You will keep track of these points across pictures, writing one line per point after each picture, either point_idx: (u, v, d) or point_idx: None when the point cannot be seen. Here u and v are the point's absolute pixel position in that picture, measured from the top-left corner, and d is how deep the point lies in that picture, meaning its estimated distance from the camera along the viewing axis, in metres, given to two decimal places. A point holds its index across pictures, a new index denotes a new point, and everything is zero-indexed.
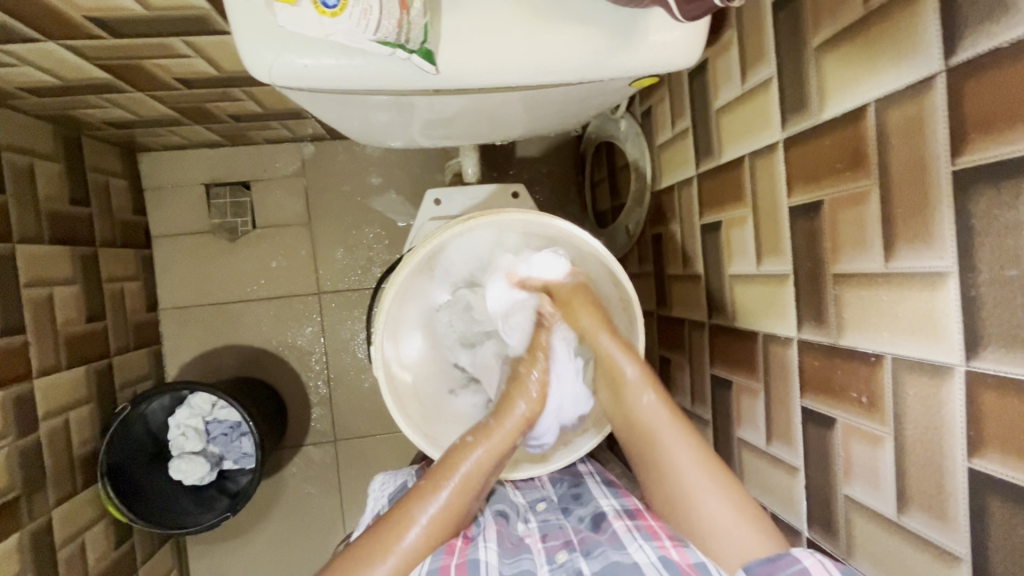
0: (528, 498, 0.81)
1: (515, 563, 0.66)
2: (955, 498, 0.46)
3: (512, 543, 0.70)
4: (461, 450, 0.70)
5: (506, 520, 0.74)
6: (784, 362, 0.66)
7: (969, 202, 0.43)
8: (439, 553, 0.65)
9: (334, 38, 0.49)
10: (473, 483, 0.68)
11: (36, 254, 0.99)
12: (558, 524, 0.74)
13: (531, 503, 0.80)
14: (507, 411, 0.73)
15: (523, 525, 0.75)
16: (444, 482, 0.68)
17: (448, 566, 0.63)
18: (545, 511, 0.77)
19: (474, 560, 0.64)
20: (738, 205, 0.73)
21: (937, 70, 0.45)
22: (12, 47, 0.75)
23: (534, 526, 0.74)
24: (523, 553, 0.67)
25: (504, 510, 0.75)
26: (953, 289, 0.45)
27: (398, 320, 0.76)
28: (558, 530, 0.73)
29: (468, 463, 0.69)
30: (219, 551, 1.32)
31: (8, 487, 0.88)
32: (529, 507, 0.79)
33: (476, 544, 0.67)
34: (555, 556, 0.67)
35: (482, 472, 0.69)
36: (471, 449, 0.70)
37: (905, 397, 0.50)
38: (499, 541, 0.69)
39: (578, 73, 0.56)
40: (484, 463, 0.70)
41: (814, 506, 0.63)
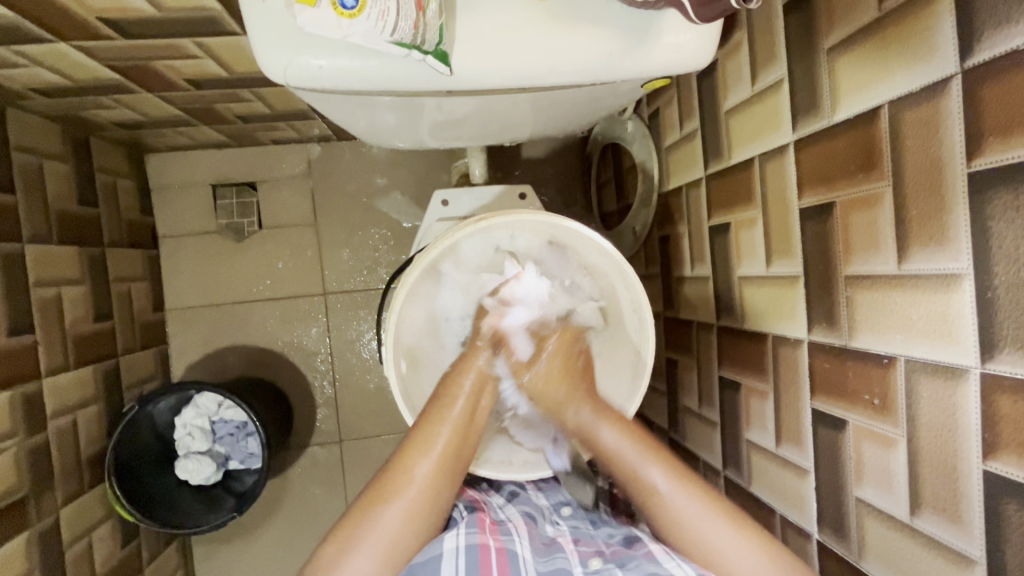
0: (553, 502, 0.81)
1: (549, 561, 0.67)
2: (969, 500, 0.46)
3: (544, 544, 0.71)
4: (430, 427, 0.70)
5: (534, 522, 0.76)
6: (794, 364, 0.66)
7: (986, 204, 0.43)
8: (475, 533, 0.67)
9: (351, 40, 0.49)
10: (449, 458, 0.69)
11: (45, 254, 0.99)
12: (589, 534, 0.74)
13: (556, 507, 0.80)
14: (476, 393, 0.73)
15: (552, 527, 0.76)
16: (419, 455, 0.68)
17: (487, 546, 0.66)
18: (572, 518, 0.77)
19: (511, 550, 0.66)
20: (747, 206, 0.73)
21: (953, 73, 0.45)
22: (24, 48, 0.75)
23: (565, 529, 0.75)
24: (556, 553, 0.68)
25: (532, 514, 0.77)
26: (968, 292, 0.45)
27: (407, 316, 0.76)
28: (588, 538, 0.73)
29: (439, 440, 0.69)
30: (224, 550, 1.32)
31: (16, 486, 0.88)
32: (555, 511, 0.80)
33: (511, 537, 0.69)
34: (589, 561, 0.66)
35: (456, 446, 0.70)
36: (444, 422, 0.70)
37: (919, 400, 0.50)
38: (530, 540, 0.71)
39: (591, 75, 0.56)
40: (456, 438, 0.70)
41: (825, 509, 0.63)
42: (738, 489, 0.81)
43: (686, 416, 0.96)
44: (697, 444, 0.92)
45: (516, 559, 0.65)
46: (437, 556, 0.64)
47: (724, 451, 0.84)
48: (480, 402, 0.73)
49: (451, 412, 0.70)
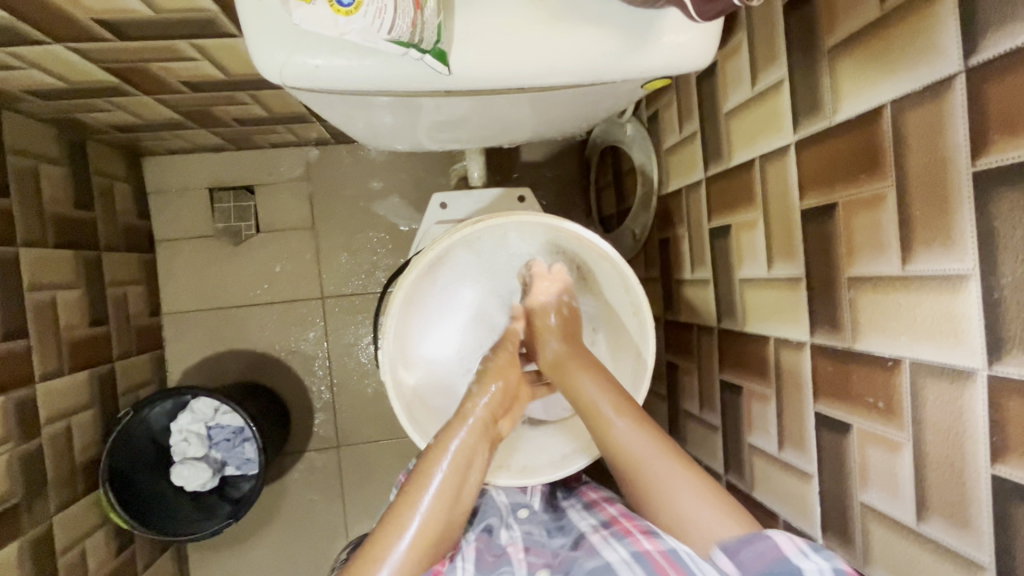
0: (511, 500, 0.80)
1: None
2: (978, 505, 0.45)
3: (492, 557, 0.70)
4: (420, 476, 0.65)
5: (489, 534, 0.74)
6: (796, 367, 0.65)
7: (991, 204, 0.42)
8: None
9: (348, 37, 0.49)
10: (440, 521, 0.63)
11: (39, 258, 0.98)
12: (541, 541, 0.74)
13: (513, 506, 0.79)
14: (472, 443, 0.67)
15: (507, 533, 0.74)
16: (407, 514, 0.62)
17: None
18: (528, 521, 0.77)
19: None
20: (748, 208, 0.73)
21: (957, 71, 0.44)
22: (17, 50, 0.75)
23: (518, 536, 0.74)
24: (502, 569, 0.67)
25: (490, 523, 0.75)
26: (974, 293, 0.44)
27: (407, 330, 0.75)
28: (540, 546, 0.73)
29: (427, 497, 0.63)
30: (220, 558, 1.31)
31: (8, 494, 0.87)
32: (512, 512, 0.78)
33: (453, 564, 0.66)
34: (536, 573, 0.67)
35: (449, 507, 0.64)
36: (427, 488, 0.64)
37: (925, 402, 0.49)
38: (479, 557, 0.69)
39: (590, 75, 0.55)
40: (448, 496, 0.64)
41: (829, 514, 0.62)
42: (740, 494, 0.80)
43: (687, 421, 0.95)
44: (698, 448, 0.91)
45: None
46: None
47: (726, 455, 0.83)
48: (469, 468, 0.67)
49: (441, 464, 0.65)
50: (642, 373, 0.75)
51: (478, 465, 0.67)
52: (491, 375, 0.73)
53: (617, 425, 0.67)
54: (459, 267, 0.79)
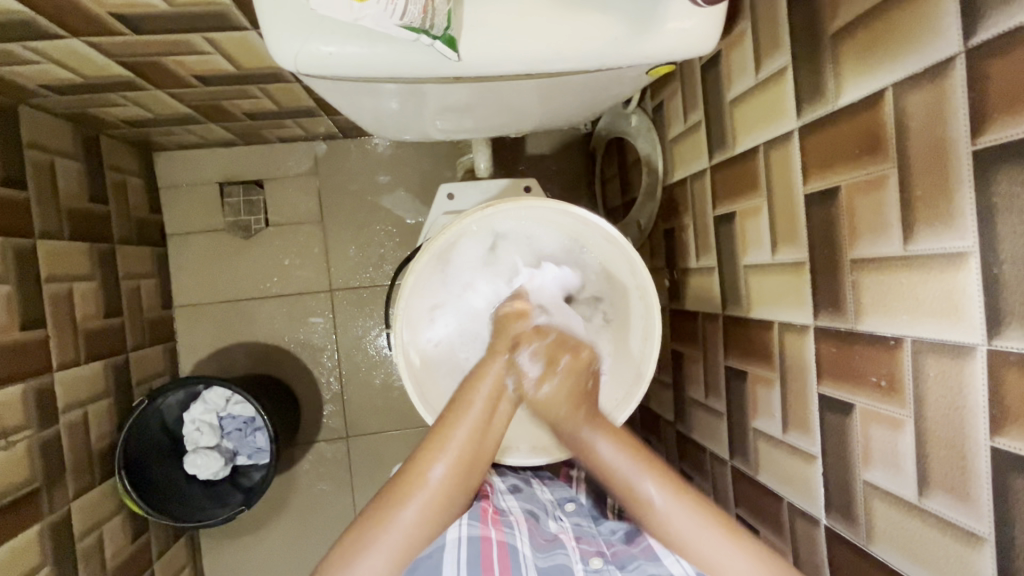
0: (556, 497, 0.84)
1: (551, 557, 0.69)
2: (978, 478, 0.46)
3: (546, 540, 0.72)
4: (447, 426, 0.66)
5: (537, 519, 0.76)
6: (800, 351, 0.66)
7: (991, 183, 0.43)
8: (478, 524, 0.68)
9: (362, 23, 0.50)
10: (465, 464, 0.65)
11: (56, 249, 1.01)
12: (590, 532, 0.76)
13: (560, 501, 0.83)
14: (491, 404, 0.68)
15: (556, 523, 0.77)
16: (434, 461, 0.64)
17: (489, 538, 0.67)
18: (575, 514, 0.80)
19: (512, 544, 0.68)
20: (753, 195, 0.74)
21: (957, 51, 0.45)
22: (35, 44, 0.76)
23: (568, 526, 0.76)
24: (558, 549, 0.70)
25: (536, 510, 0.77)
26: (974, 270, 0.45)
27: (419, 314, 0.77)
28: (590, 537, 0.75)
29: (455, 445, 0.65)
30: (232, 546, 1.33)
31: (28, 478, 0.89)
32: (558, 506, 0.81)
33: (513, 531, 0.70)
34: (589, 560, 0.69)
35: (474, 458, 0.66)
36: (409, 502, 0.62)
37: (926, 380, 0.50)
38: (532, 536, 0.72)
39: (596, 61, 0.56)
40: (472, 446, 0.66)
41: (833, 494, 0.63)
42: (745, 478, 0.81)
43: (693, 408, 0.96)
44: (704, 435, 0.92)
45: (517, 554, 0.67)
46: (442, 547, 0.65)
47: (731, 440, 0.84)
48: (457, 480, 0.65)
49: (465, 418, 0.66)
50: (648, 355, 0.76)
51: (498, 425, 0.68)
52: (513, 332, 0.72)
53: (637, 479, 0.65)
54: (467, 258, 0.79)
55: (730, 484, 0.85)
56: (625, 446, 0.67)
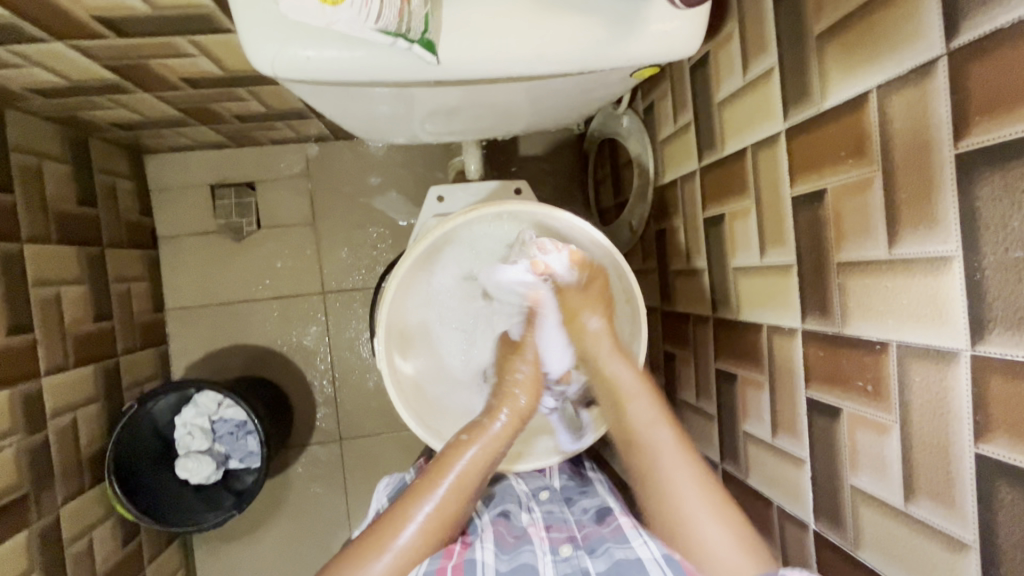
0: (530, 486, 0.82)
1: (515, 557, 0.69)
2: (962, 485, 0.46)
3: (512, 539, 0.72)
4: (434, 473, 0.69)
5: (507, 518, 0.76)
6: (788, 353, 0.66)
7: (973, 186, 0.43)
8: (438, 557, 0.66)
9: (336, 27, 0.49)
10: (449, 512, 0.67)
11: (44, 253, 1.00)
12: (562, 518, 0.76)
13: (533, 492, 0.81)
14: (496, 441, 0.70)
15: (528, 515, 0.76)
16: (418, 504, 0.67)
17: (447, 567, 0.64)
18: (549, 502, 0.79)
19: (471, 560, 0.66)
20: (741, 198, 0.73)
21: (939, 53, 0.44)
22: (18, 48, 0.76)
23: (539, 517, 0.76)
24: (524, 547, 0.70)
25: (507, 509, 0.77)
26: (957, 274, 0.44)
27: (406, 323, 0.77)
28: (561, 523, 0.75)
29: (440, 490, 0.68)
30: (225, 550, 1.32)
31: (16, 485, 0.89)
32: (532, 496, 0.80)
33: (474, 546, 0.69)
34: (559, 548, 0.70)
35: (467, 496, 0.68)
36: (388, 548, 0.64)
37: (911, 385, 0.49)
38: (499, 538, 0.71)
39: (579, 64, 0.56)
40: (464, 490, 0.68)
41: (821, 498, 0.63)
42: (735, 481, 0.80)
43: (684, 410, 0.95)
44: (695, 438, 0.92)
45: (476, 566, 0.66)
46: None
47: (722, 444, 0.83)
48: (449, 522, 0.67)
49: (460, 459, 0.69)
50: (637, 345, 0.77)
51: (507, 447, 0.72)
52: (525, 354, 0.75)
53: (656, 431, 0.70)
54: (454, 260, 0.79)
55: None
56: (659, 422, 0.70)
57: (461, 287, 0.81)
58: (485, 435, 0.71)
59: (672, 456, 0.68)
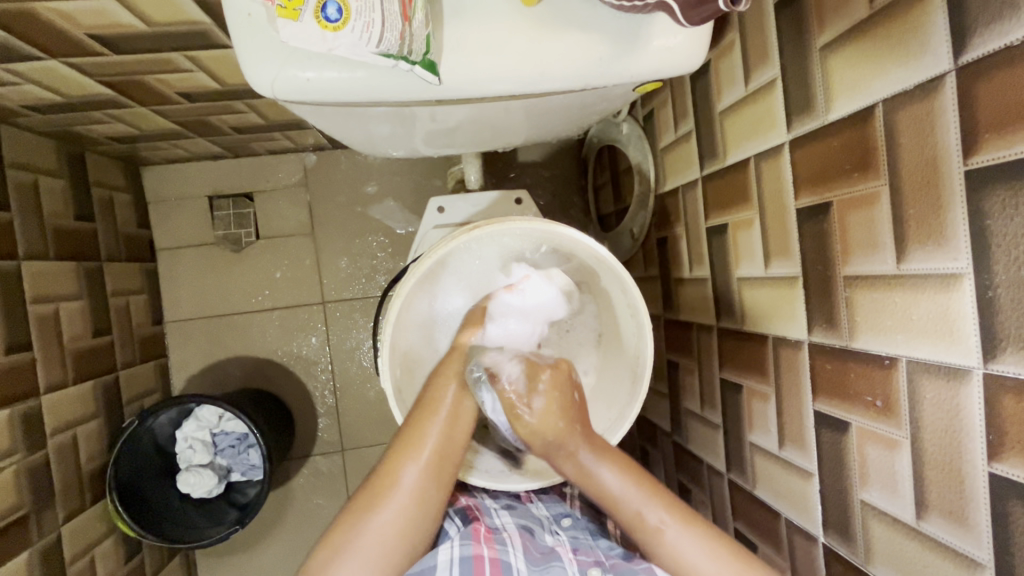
0: (551, 511, 0.83)
1: (544, 570, 0.67)
2: (976, 503, 0.45)
3: (540, 554, 0.71)
4: (397, 461, 0.66)
5: (532, 534, 0.75)
6: (795, 364, 0.65)
7: (983, 203, 0.42)
8: (471, 544, 0.68)
9: (337, 52, 0.49)
10: (431, 475, 0.66)
11: (41, 269, 0.99)
12: (589, 544, 0.74)
13: (555, 517, 0.81)
14: (451, 415, 0.69)
15: (552, 537, 0.76)
16: (395, 481, 0.65)
17: (482, 558, 0.67)
18: (573, 528, 0.79)
19: (505, 561, 0.67)
20: (745, 208, 0.73)
21: (946, 69, 0.44)
22: (13, 66, 0.75)
23: (564, 539, 0.75)
24: (553, 562, 0.68)
25: (531, 526, 0.77)
26: (968, 291, 0.44)
27: (418, 361, 0.78)
28: (588, 548, 0.73)
29: (406, 475, 0.65)
30: (228, 563, 1.32)
31: (16, 505, 0.88)
32: (555, 521, 0.80)
33: (505, 547, 0.69)
34: (586, 570, 0.67)
35: (435, 473, 0.66)
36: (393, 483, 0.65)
37: (922, 402, 0.49)
38: (526, 552, 0.70)
39: (581, 81, 0.55)
40: (434, 464, 0.67)
41: (830, 512, 0.62)
42: (742, 492, 0.80)
43: (689, 420, 0.95)
44: (700, 447, 0.91)
45: (510, 570, 0.66)
46: (432, 569, 0.65)
47: (727, 454, 0.83)
48: (440, 464, 0.67)
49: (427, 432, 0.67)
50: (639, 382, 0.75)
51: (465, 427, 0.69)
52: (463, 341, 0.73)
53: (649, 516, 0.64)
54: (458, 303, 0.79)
55: (727, 497, 0.84)
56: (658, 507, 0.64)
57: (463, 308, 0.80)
58: (440, 416, 0.68)
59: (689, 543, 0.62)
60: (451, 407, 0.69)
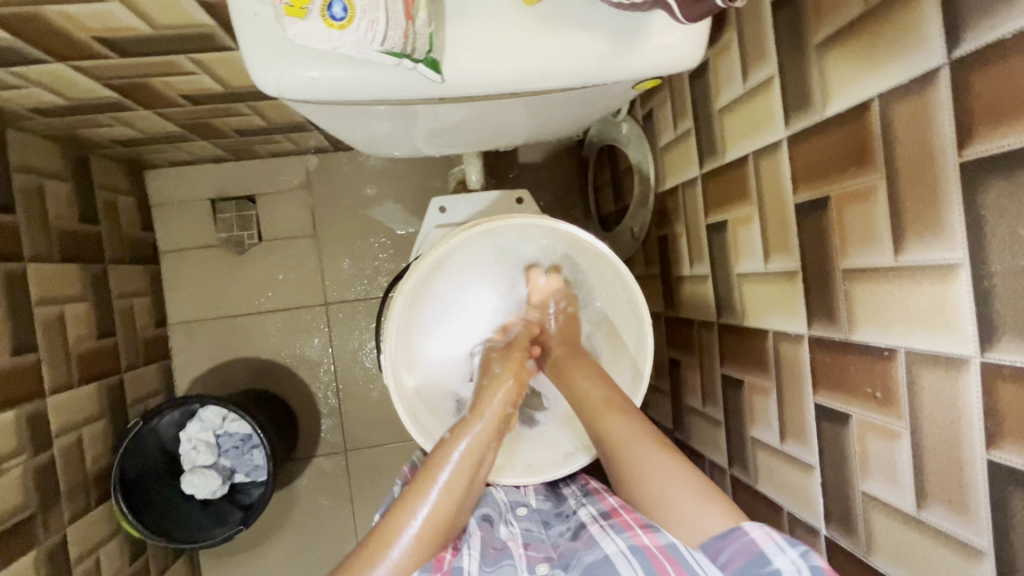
0: (509, 498, 0.81)
1: (496, 571, 0.66)
2: (975, 490, 0.46)
3: (495, 549, 0.70)
4: (395, 520, 0.63)
5: (491, 524, 0.74)
6: (795, 359, 0.66)
7: (978, 194, 0.43)
8: (427, 569, 0.62)
9: (342, 50, 0.49)
10: (440, 530, 0.64)
11: (46, 272, 1.00)
12: (540, 537, 0.74)
13: (512, 504, 0.80)
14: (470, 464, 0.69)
15: (507, 528, 0.74)
16: (402, 528, 0.62)
17: None
18: (526, 519, 0.77)
19: (457, 568, 0.64)
20: (745, 204, 0.74)
21: (941, 64, 0.45)
22: (20, 70, 0.76)
23: (517, 531, 0.74)
24: (505, 560, 0.68)
25: (490, 514, 0.75)
26: (965, 281, 0.45)
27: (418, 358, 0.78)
28: (540, 542, 0.73)
29: (410, 530, 0.62)
30: (232, 565, 1.32)
31: (22, 505, 0.88)
32: (511, 509, 0.79)
33: (460, 553, 0.67)
34: (535, 566, 0.68)
35: (441, 529, 0.64)
36: (394, 544, 0.61)
37: (921, 391, 0.50)
38: (482, 548, 0.69)
39: (581, 78, 0.56)
40: (447, 513, 0.65)
41: (832, 504, 0.63)
42: (744, 487, 0.80)
43: (690, 416, 0.95)
44: (702, 444, 0.92)
45: None
46: None
47: (729, 449, 0.83)
48: (451, 520, 0.65)
49: (438, 485, 0.65)
50: (641, 371, 0.76)
51: (476, 488, 0.69)
52: (495, 387, 0.74)
53: (620, 428, 0.69)
54: (471, 301, 0.82)
55: (729, 492, 0.84)
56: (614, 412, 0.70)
57: (458, 304, 0.81)
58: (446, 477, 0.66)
59: (647, 452, 0.67)
60: (468, 464, 0.68)
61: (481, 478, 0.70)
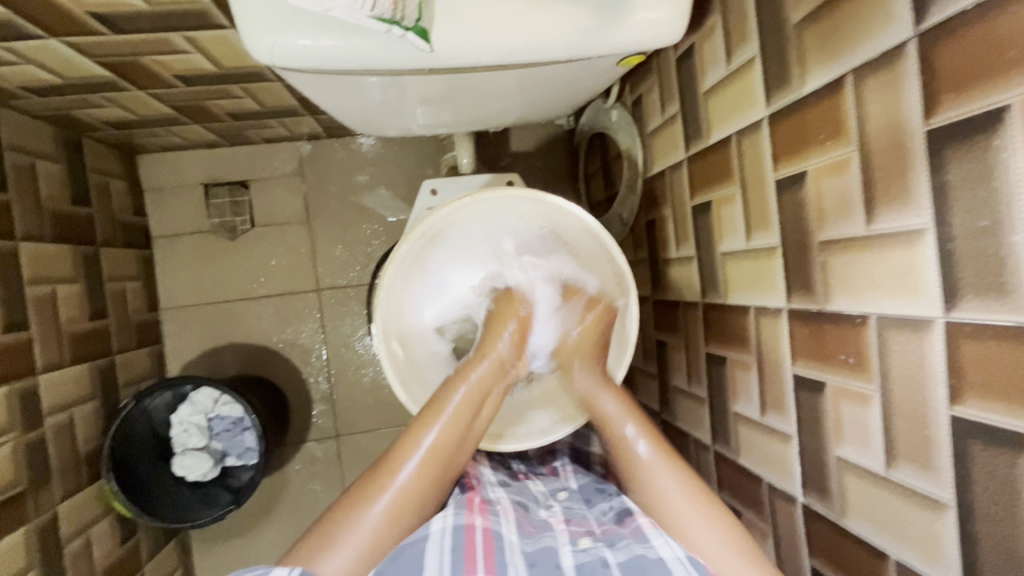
0: (548, 488, 0.82)
1: (537, 541, 0.65)
2: (939, 446, 0.48)
3: (533, 527, 0.70)
4: (400, 451, 0.67)
5: (526, 510, 0.74)
6: (774, 332, 0.68)
7: (943, 162, 0.45)
8: (461, 514, 0.65)
9: (333, 14, 0.52)
10: (436, 463, 0.66)
11: (38, 252, 1.00)
12: (581, 514, 0.73)
13: (551, 493, 0.81)
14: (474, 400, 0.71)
15: (546, 511, 0.75)
16: (402, 464, 0.66)
17: (473, 526, 0.63)
18: (567, 500, 0.78)
19: (496, 530, 0.65)
20: (727, 184, 0.76)
21: (910, 36, 0.47)
22: (14, 45, 0.77)
23: (557, 511, 0.74)
24: (546, 533, 0.67)
25: (525, 501, 0.76)
26: (931, 244, 0.47)
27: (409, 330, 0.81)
28: (581, 518, 0.72)
29: (413, 462, 0.66)
30: (222, 549, 1.33)
31: (13, 481, 0.89)
32: (551, 496, 0.80)
33: (497, 520, 0.67)
34: (578, 540, 0.65)
35: (440, 466, 0.67)
36: (387, 488, 0.64)
37: (890, 355, 0.52)
38: (519, 524, 0.69)
39: (567, 51, 0.57)
40: (449, 440, 0.68)
41: (808, 471, 0.65)
42: (727, 462, 0.82)
43: (677, 396, 0.97)
44: (687, 423, 0.94)
45: (501, 541, 0.63)
46: (425, 537, 0.61)
47: (713, 426, 0.85)
48: (453, 453, 0.68)
49: (443, 414, 0.69)
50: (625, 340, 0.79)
51: (478, 422, 0.71)
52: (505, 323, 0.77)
53: (630, 434, 0.71)
54: (461, 277, 0.83)
55: (713, 469, 0.86)
56: (663, 459, 0.69)
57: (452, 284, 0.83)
58: (446, 413, 0.69)
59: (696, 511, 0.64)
60: (484, 376, 0.72)
61: (491, 406, 0.72)
